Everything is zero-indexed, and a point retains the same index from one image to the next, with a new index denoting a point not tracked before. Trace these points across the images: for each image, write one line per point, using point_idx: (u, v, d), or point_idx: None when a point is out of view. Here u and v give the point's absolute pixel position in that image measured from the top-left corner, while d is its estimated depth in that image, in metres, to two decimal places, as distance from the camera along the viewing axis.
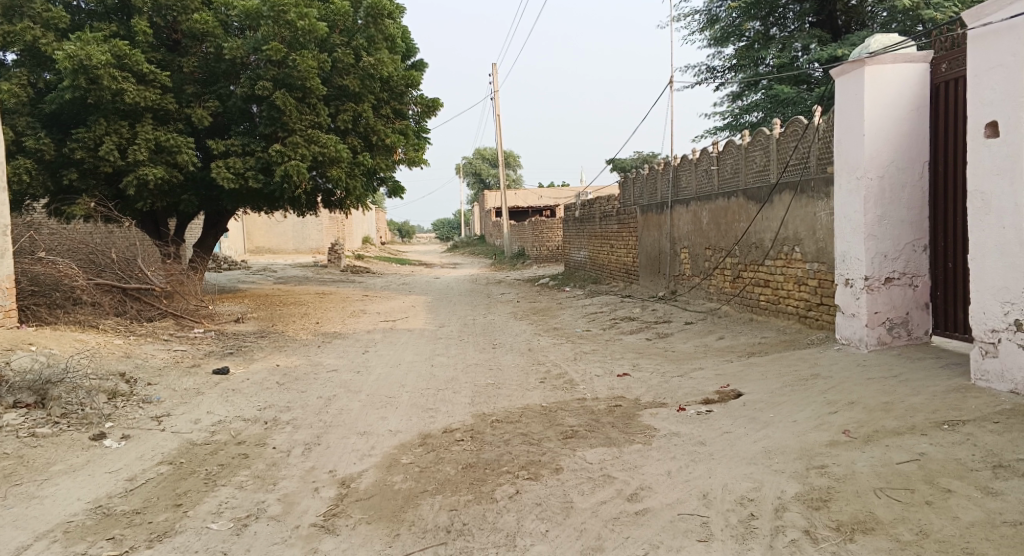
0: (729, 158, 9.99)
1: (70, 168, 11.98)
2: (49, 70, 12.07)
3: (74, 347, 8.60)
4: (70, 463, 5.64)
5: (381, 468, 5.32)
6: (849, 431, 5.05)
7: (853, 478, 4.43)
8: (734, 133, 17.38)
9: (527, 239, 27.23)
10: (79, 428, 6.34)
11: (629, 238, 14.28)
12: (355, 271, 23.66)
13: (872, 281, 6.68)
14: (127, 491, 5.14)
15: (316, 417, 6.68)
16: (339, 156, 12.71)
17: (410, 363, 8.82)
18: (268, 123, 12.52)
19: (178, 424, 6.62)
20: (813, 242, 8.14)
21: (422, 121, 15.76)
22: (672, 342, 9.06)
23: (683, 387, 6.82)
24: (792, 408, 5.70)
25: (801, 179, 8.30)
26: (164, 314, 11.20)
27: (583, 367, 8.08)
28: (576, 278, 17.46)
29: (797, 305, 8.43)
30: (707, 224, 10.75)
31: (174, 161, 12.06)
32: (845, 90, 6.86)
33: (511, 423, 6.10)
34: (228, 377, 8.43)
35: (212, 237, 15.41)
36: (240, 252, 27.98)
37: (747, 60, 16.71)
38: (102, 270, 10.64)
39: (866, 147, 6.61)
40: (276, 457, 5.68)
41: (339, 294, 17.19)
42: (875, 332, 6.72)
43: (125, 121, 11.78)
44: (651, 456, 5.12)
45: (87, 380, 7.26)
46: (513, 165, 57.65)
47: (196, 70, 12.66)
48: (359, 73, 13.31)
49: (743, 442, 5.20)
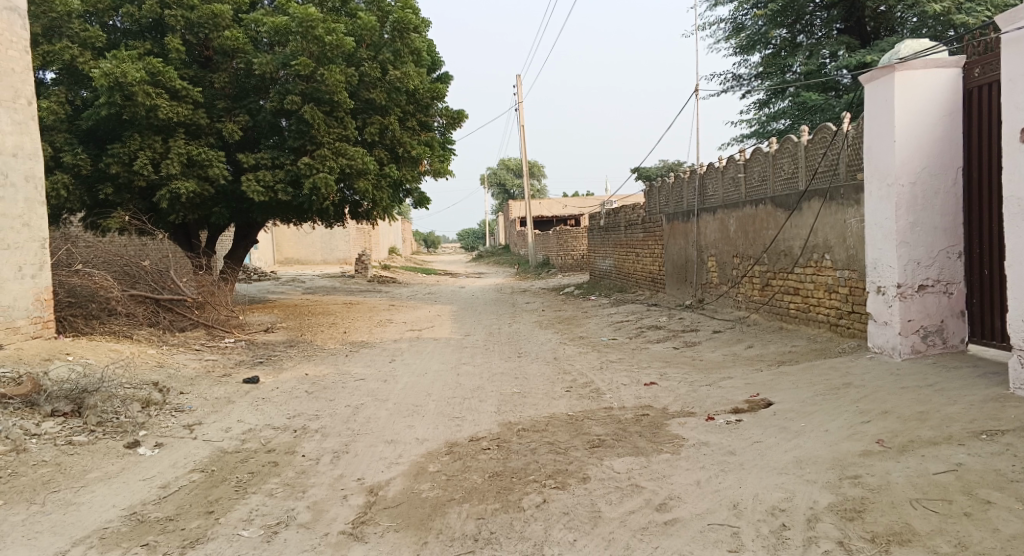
0: (757, 166, 9.92)
1: (105, 181, 12.23)
2: (86, 86, 12.34)
3: (109, 357, 8.76)
4: (104, 471, 5.73)
5: (409, 476, 5.34)
6: (882, 440, 4.97)
7: (887, 488, 4.36)
8: (761, 141, 17.24)
9: (553, 248, 27.23)
10: (113, 436, 6.45)
11: (655, 247, 14.21)
12: (382, 281, 23.81)
13: (905, 289, 6.58)
14: (160, 498, 5.21)
15: (345, 426, 6.72)
16: (367, 167, 12.83)
17: (437, 372, 8.85)
18: (297, 136, 12.68)
19: (209, 432, 6.70)
20: (844, 250, 8.04)
21: (448, 132, 15.86)
22: (700, 351, 8.99)
23: (712, 396, 6.76)
24: (823, 417, 5.63)
25: (831, 186, 8.21)
26: (196, 324, 11.35)
27: (610, 376, 8.04)
28: (602, 287, 17.40)
29: (827, 313, 8.33)
30: (734, 232, 10.67)
31: (205, 173, 12.25)
32: (875, 97, 6.78)
33: (538, 431, 6.09)
34: (258, 386, 8.52)
35: (241, 248, 15.61)
36: (268, 263, 28.31)
37: (774, 68, 16.59)
38: (135, 281, 10.84)
39: (897, 154, 6.53)
40: (305, 465, 5.72)
41: (366, 303, 17.31)
42: (908, 340, 6.62)
43: (158, 135, 12.01)
44: (680, 466, 5.08)
45: (122, 389, 7.38)
46: (538, 175, 57.74)
47: (226, 85, 12.76)
48: (387, 86, 13.45)
49: (774, 451, 5.14)
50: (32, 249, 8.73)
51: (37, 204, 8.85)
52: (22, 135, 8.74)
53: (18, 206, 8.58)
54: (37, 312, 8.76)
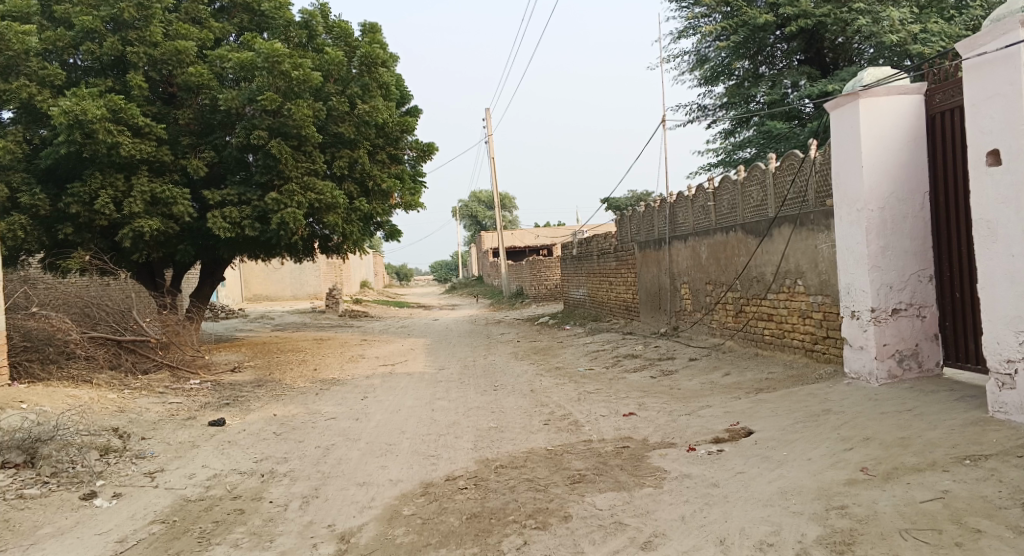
0: (726, 194, 9.93)
1: (64, 221, 11.93)
2: (45, 125, 12.08)
3: (66, 402, 8.42)
4: (58, 526, 5.43)
5: (382, 521, 5.12)
6: (867, 468, 4.87)
7: (875, 519, 4.25)
8: (728, 169, 17.39)
9: (525, 279, 27.15)
10: (69, 487, 6.14)
11: (627, 276, 14.18)
12: (354, 316, 23.51)
13: (878, 313, 6.55)
14: (117, 553, 4.93)
15: (315, 468, 6.47)
16: (336, 201, 12.67)
17: (411, 408, 8.64)
18: (264, 171, 12.51)
19: (171, 479, 6.41)
20: (816, 275, 8.03)
21: (418, 165, 15.78)
22: (677, 380, 8.89)
23: (691, 426, 6.65)
24: (805, 445, 5.52)
25: (800, 212, 8.22)
26: (160, 365, 11.01)
27: (587, 407, 7.90)
28: (576, 316, 17.30)
29: (803, 338, 8.28)
30: (706, 260, 10.64)
31: (169, 212, 11.99)
32: (840, 123, 6.81)
33: (515, 468, 5.92)
34: (224, 428, 8.23)
35: (207, 285, 15.27)
36: (236, 301, 27.85)
37: (738, 97, 16.78)
38: (96, 322, 10.50)
39: (865, 179, 6.54)
40: (273, 513, 5.47)
41: (337, 339, 17.01)
42: (884, 365, 6.58)
43: (120, 173, 11.75)
44: (663, 501, 4.93)
45: (79, 436, 7.06)
46: (509, 206, 57.97)
47: (191, 122, 12.66)
48: (355, 119, 13.32)
49: (758, 483, 5.01)
50: None
51: None
52: None
53: None
54: None
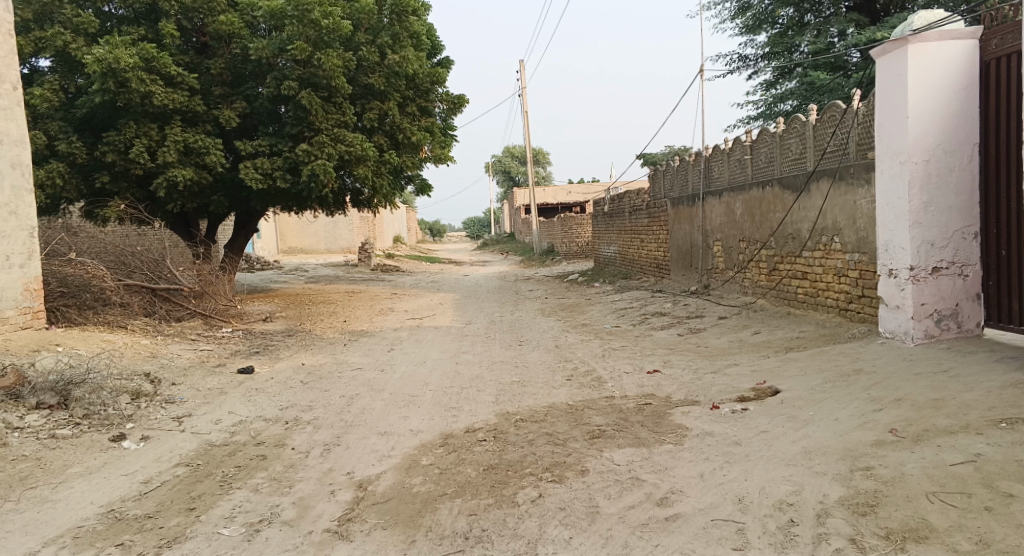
0: (764, 148, 9.62)
1: (100, 170, 12.04)
2: (81, 74, 12.05)
3: (99, 347, 8.57)
4: (86, 466, 5.54)
5: (400, 470, 5.12)
6: (896, 430, 4.71)
7: (902, 481, 4.11)
8: (768, 123, 16.88)
9: (557, 235, 26.94)
10: (99, 429, 6.25)
11: (659, 233, 13.94)
12: (386, 270, 23.60)
13: (918, 271, 6.31)
14: (141, 494, 5.00)
15: (337, 417, 6.50)
16: (366, 153, 12.57)
17: (435, 361, 8.63)
18: (294, 122, 12.45)
19: (198, 424, 6.50)
20: (854, 232, 7.76)
21: (449, 118, 15.58)
22: (705, 338, 8.74)
23: (717, 384, 6.52)
24: (833, 405, 5.38)
25: (840, 165, 7.92)
26: (193, 314, 11.15)
27: (612, 363, 7.81)
28: (606, 273, 17.14)
29: (837, 298, 8.06)
30: (741, 216, 10.37)
31: (202, 161, 12.02)
32: (887, 71, 6.50)
33: (536, 422, 5.87)
34: (252, 376, 8.32)
35: (241, 237, 15.39)
36: (271, 253, 28.17)
37: (781, 47, 16.19)
38: (131, 271, 10.60)
39: (910, 130, 6.24)
40: (294, 459, 5.51)
41: (367, 292, 17.11)
42: (922, 325, 6.35)
43: (154, 123, 11.79)
44: (683, 458, 4.84)
45: (110, 380, 7.18)
46: (544, 162, 57.41)
47: (224, 71, 12.59)
48: (385, 70, 13.17)
49: (781, 442, 4.90)
50: (19, 238, 8.44)
51: (25, 192, 8.53)
52: (7, 121, 8.41)
53: (4, 193, 8.28)
54: (26, 302, 8.49)
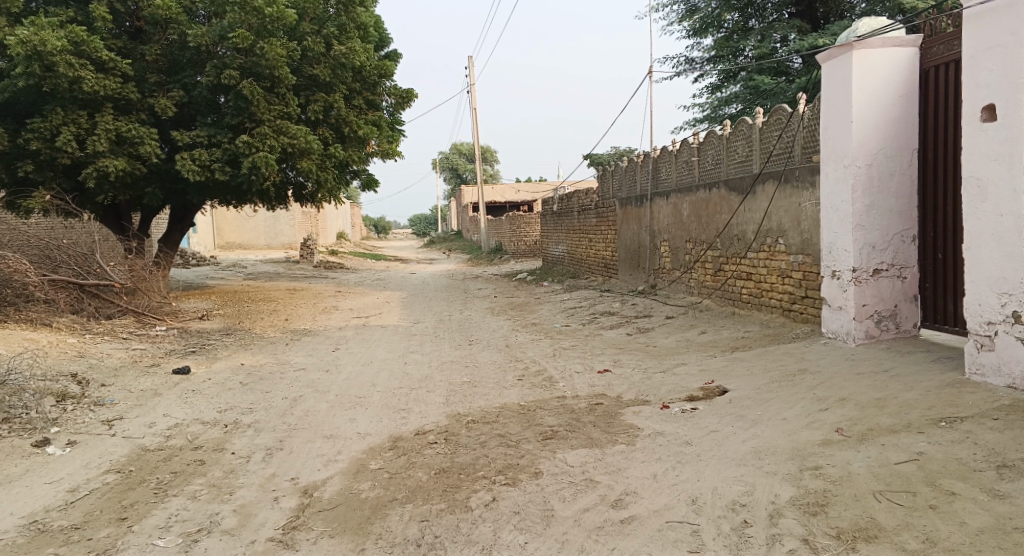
0: (711, 149, 9.73)
1: (24, 159, 11.45)
2: (2, 56, 11.50)
3: (23, 346, 8.14)
4: (7, 473, 5.22)
5: (347, 474, 4.97)
6: (842, 429, 4.78)
7: (849, 480, 4.16)
8: (713, 125, 17.13)
9: (504, 234, 26.86)
10: (22, 434, 5.91)
11: (607, 232, 14.00)
12: (329, 267, 23.16)
13: (859, 273, 6.44)
14: (68, 504, 4.73)
15: (281, 419, 6.29)
16: (310, 146, 12.26)
17: (382, 361, 8.46)
18: (235, 113, 12.06)
19: (131, 428, 6.20)
20: (798, 234, 7.89)
21: (396, 113, 15.35)
22: (653, 337, 8.78)
23: (666, 384, 6.54)
24: (781, 405, 5.43)
25: (785, 168, 8.05)
26: (125, 311, 10.72)
27: (562, 363, 7.78)
28: (554, 272, 17.15)
29: (781, 298, 8.19)
30: (688, 217, 10.47)
31: (136, 152, 11.54)
32: (832, 76, 6.62)
33: (487, 423, 5.78)
34: (189, 376, 8.02)
35: (177, 232, 14.87)
36: (209, 249, 27.37)
37: (726, 51, 16.44)
38: (57, 265, 10.07)
39: (854, 134, 6.37)
40: (234, 464, 5.29)
41: (311, 290, 16.74)
42: (862, 326, 6.49)
43: (84, 111, 11.27)
44: (635, 458, 4.82)
45: (35, 381, 6.81)
46: (489, 160, 57.31)
47: (159, 58, 12.14)
48: (330, 62, 12.86)
49: (732, 442, 4.92)
50: None
51: None
52: None
53: None
54: None
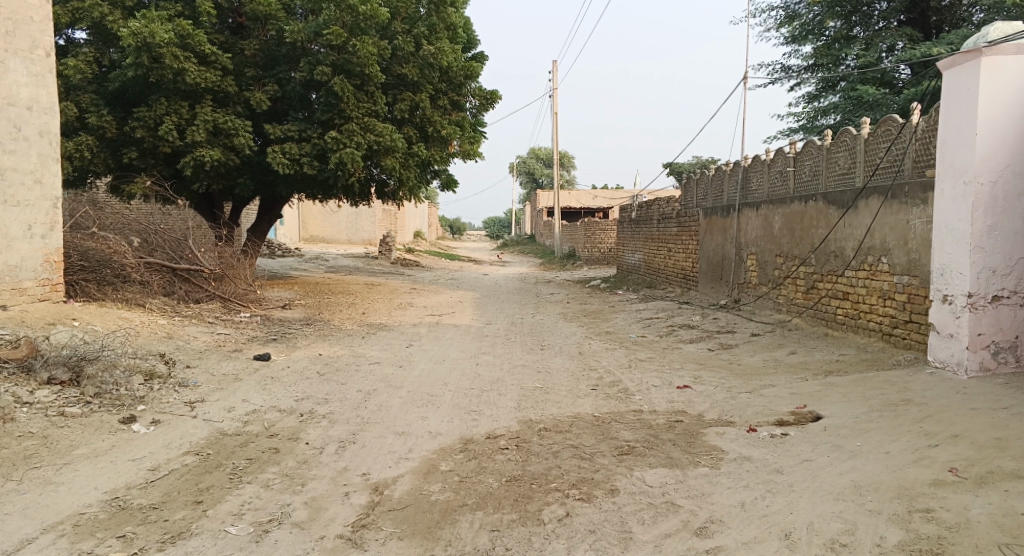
0: (809, 160, 9.26)
1: (129, 145, 11.88)
2: (115, 47, 11.94)
3: (117, 324, 8.40)
4: (93, 448, 5.32)
5: (418, 474, 4.85)
6: (956, 469, 4.41)
7: (968, 528, 3.86)
8: (809, 136, 16.48)
9: (579, 240, 26.51)
10: (110, 409, 6.04)
11: (689, 242, 13.58)
12: (405, 264, 23.37)
13: (976, 299, 6.01)
14: (148, 482, 4.77)
15: (354, 412, 6.25)
16: (395, 145, 12.34)
17: (454, 360, 8.36)
18: (325, 109, 12.20)
19: (210, 411, 6.26)
20: (904, 253, 7.40)
21: (480, 114, 15.27)
22: (737, 354, 8.40)
23: (753, 405, 6.19)
24: (882, 437, 5.04)
25: (893, 182, 7.57)
26: (212, 296, 10.94)
27: (639, 375, 7.50)
28: (630, 281, 16.80)
29: (881, 321, 7.71)
30: (779, 230, 10.01)
31: (231, 143, 11.80)
32: (954, 84, 6.22)
33: (560, 432, 5.58)
34: (269, 363, 8.10)
35: (264, 222, 15.21)
36: (292, 240, 28.07)
37: (827, 59, 15.76)
38: (153, 249, 10.46)
39: (978, 148, 5.97)
40: (308, 455, 5.26)
41: (387, 285, 16.89)
42: (977, 357, 6.03)
43: (185, 102, 11.60)
44: (720, 484, 4.53)
45: (125, 358, 6.99)
46: (568, 165, 56.98)
47: (257, 54, 12.41)
48: (419, 62, 12.91)
49: (827, 474, 4.57)
50: (43, 208, 8.22)
51: (51, 160, 8.32)
52: (38, 89, 8.21)
53: (31, 161, 8.06)
54: (46, 275, 8.28)
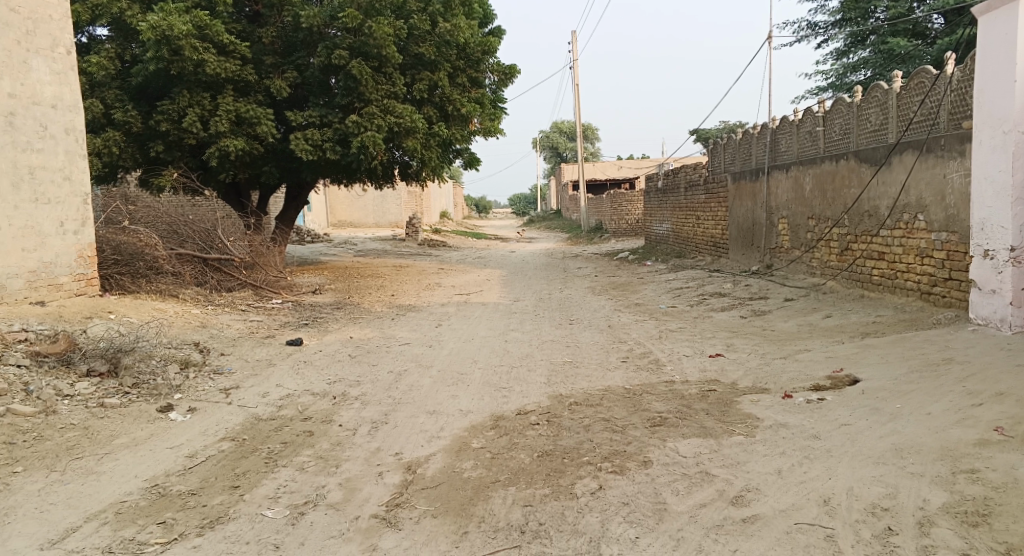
0: (839, 118, 9.01)
1: (156, 138, 11.98)
2: (135, 41, 12.00)
3: (151, 315, 8.51)
4: (133, 437, 5.41)
5: (451, 453, 4.84)
6: (1001, 428, 4.29)
7: (1015, 487, 3.74)
8: (838, 94, 16.08)
9: (606, 213, 26.32)
10: (147, 399, 6.12)
11: (717, 209, 13.37)
12: (433, 245, 23.39)
13: (1018, 253, 5.83)
14: (186, 469, 4.83)
15: (386, 393, 6.26)
16: (416, 125, 12.28)
17: (483, 338, 8.35)
18: (345, 93, 12.16)
19: (245, 397, 6.33)
20: (942, 209, 7.18)
21: (500, 89, 15.13)
22: (771, 320, 8.26)
23: (788, 371, 6.08)
24: (923, 398, 4.92)
25: (928, 136, 7.33)
26: (244, 284, 11.04)
27: (670, 345, 7.42)
28: (658, 252, 16.63)
29: (919, 280, 7.51)
30: (811, 192, 9.78)
31: (254, 131, 11.83)
32: (989, 31, 5.99)
33: (591, 406, 5.54)
34: (301, 348, 8.16)
35: (291, 208, 15.29)
36: (321, 226, 28.27)
37: (855, 13, 15.30)
38: (183, 240, 10.55)
39: (1017, 96, 5.75)
40: (341, 436, 5.29)
41: (416, 266, 16.92)
42: (1021, 312, 5.85)
43: (207, 92, 11.64)
44: (756, 452, 4.46)
45: (160, 349, 7.08)
46: (592, 138, 56.50)
47: (275, 40, 12.39)
48: (436, 39, 12.80)
49: (866, 437, 4.47)
50: (73, 205, 8.33)
51: (78, 157, 8.42)
52: (62, 86, 8.29)
53: (58, 159, 8.16)
54: (81, 269, 8.41)
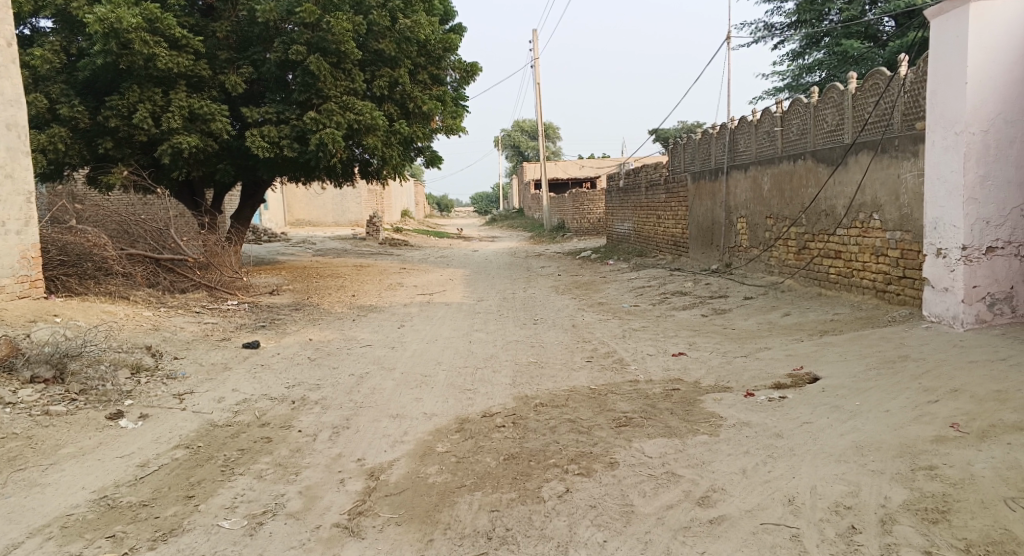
0: (796, 118, 9.11)
1: (105, 135, 11.62)
2: (82, 34, 11.61)
3: (100, 318, 8.22)
4: (80, 446, 5.20)
5: (414, 457, 4.76)
6: (957, 425, 4.36)
7: (972, 483, 3.80)
8: (795, 95, 16.34)
9: (568, 212, 26.37)
10: (96, 406, 5.90)
11: (678, 208, 13.45)
12: (393, 244, 23.17)
13: (970, 251, 5.96)
14: (138, 479, 4.67)
15: (347, 397, 6.14)
16: (376, 123, 12.11)
17: (447, 339, 8.25)
18: (302, 89, 11.91)
19: (200, 403, 6.14)
20: (896, 208, 7.32)
21: (461, 87, 15.01)
22: (731, 319, 8.33)
23: (749, 369, 6.12)
24: (881, 395, 4.98)
25: (883, 137, 7.45)
26: (198, 285, 10.71)
27: (633, 345, 7.41)
28: (620, 250, 16.69)
29: (874, 278, 7.65)
30: (769, 191, 9.88)
31: (208, 128, 11.54)
32: (942, 33, 6.11)
33: (556, 407, 5.49)
34: (259, 351, 7.97)
35: (247, 208, 14.98)
36: (279, 225, 27.79)
37: (810, 15, 15.55)
38: (134, 240, 10.27)
39: (969, 97, 5.87)
40: (300, 443, 5.15)
41: (376, 266, 16.71)
42: (973, 309, 5.97)
43: (159, 88, 11.32)
44: (720, 451, 4.46)
45: (110, 353, 6.84)
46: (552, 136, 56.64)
47: (230, 35, 12.13)
48: (396, 35, 12.64)
49: (827, 435, 4.51)
50: (16, 204, 8.01)
51: (21, 154, 8.10)
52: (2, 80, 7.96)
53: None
54: (24, 271, 8.09)
